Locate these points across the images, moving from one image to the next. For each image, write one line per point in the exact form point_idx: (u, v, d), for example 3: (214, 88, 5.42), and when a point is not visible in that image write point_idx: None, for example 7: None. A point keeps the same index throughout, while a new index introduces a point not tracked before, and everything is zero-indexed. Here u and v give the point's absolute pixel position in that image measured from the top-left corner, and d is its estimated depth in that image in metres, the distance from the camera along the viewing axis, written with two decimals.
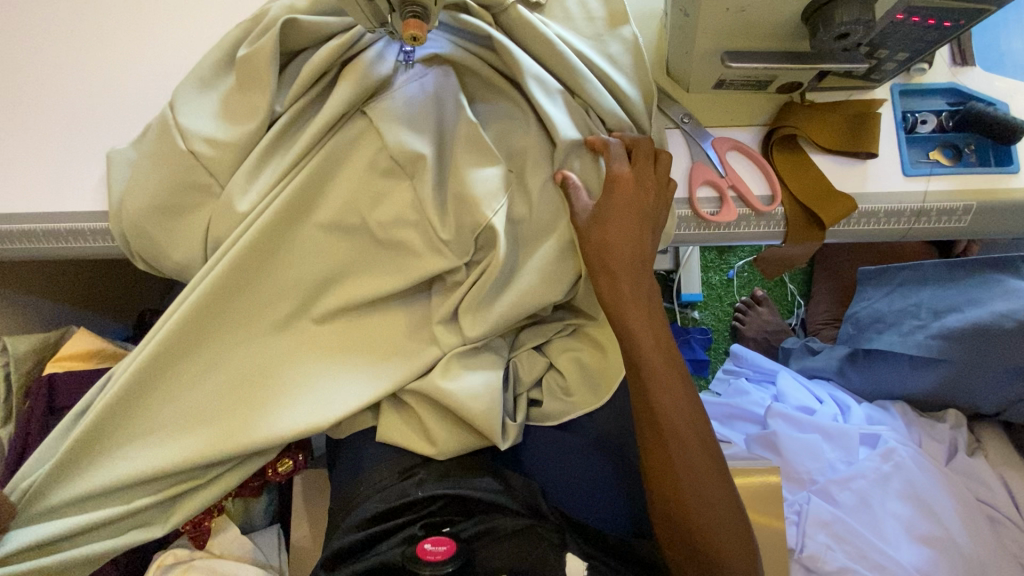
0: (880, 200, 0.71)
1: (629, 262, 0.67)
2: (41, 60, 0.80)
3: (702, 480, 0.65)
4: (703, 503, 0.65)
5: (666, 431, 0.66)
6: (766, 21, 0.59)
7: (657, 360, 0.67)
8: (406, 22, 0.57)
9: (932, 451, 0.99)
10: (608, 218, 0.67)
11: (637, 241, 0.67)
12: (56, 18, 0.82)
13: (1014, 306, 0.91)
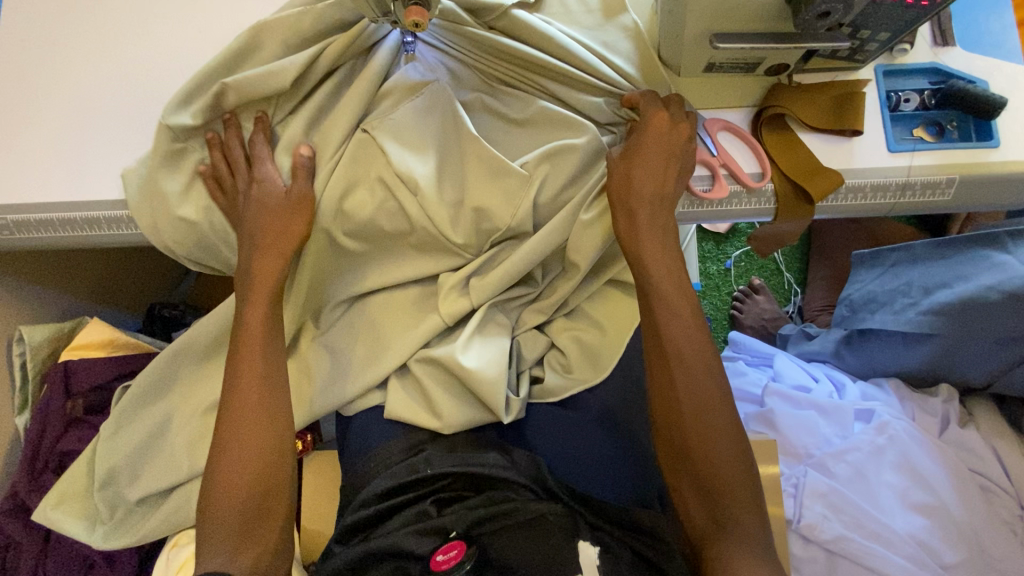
0: (867, 176, 0.74)
1: (651, 198, 0.71)
2: (55, 55, 0.83)
3: (716, 413, 0.68)
4: (709, 431, 0.67)
5: (672, 358, 0.69)
6: (751, 1, 0.61)
7: (673, 291, 0.71)
8: (408, 9, 0.60)
9: (925, 425, 1.01)
10: (635, 156, 0.72)
11: (660, 180, 0.71)
12: (67, 13, 0.84)
13: (1001, 279, 0.92)
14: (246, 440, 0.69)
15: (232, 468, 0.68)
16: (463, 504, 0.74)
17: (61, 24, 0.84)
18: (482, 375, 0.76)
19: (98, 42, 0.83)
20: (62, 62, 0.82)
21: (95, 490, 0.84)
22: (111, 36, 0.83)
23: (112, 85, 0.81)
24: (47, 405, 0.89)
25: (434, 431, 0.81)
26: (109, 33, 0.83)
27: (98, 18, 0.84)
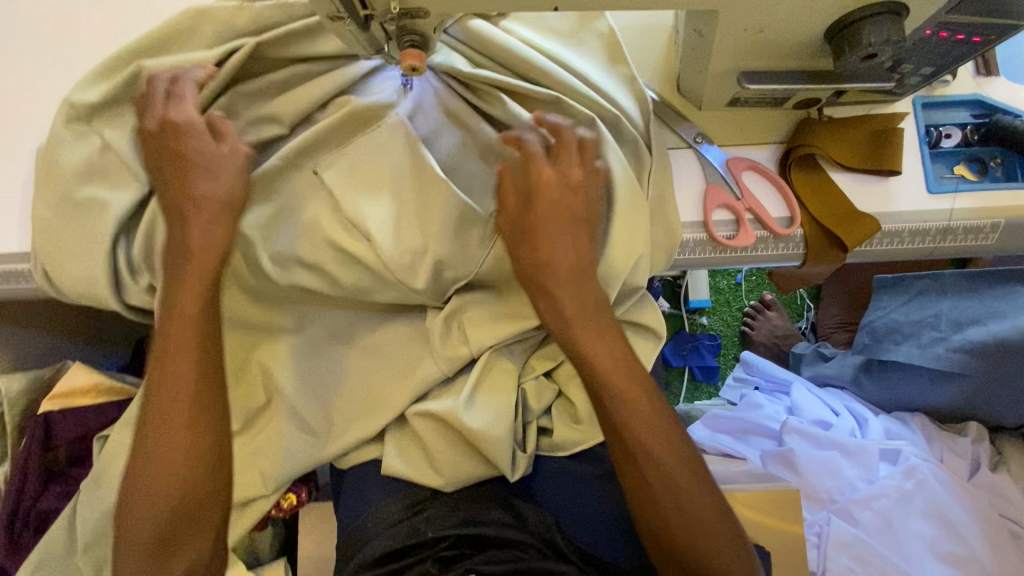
0: (904, 220, 0.68)
1: (566, 274, 0.61)
2: (24, 90, 0.77)
3: (685, 493, 0.61)
4: (681, 510, 0.61)
5: (632, 446, 0.62)
6: (785, 40, 0.55)
7: (610, 373, 0.62)
8: (405, 52, 0.54)
9: (954, 467, 0.97)
10: (527, 228, 0.62)
11: (569, 249, 0.61)
12: (36, 45, 0.78)
13: None
14: (174, 436, 0.60)
15: (159, 463, 0.60)
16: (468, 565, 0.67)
17: (29, 55, 0.78)
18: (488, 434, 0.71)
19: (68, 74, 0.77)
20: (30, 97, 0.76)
21: (78, 551, 0.79)
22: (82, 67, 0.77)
23: None
24: (26, 459, 0.84)
25: (435, 489, 0.75)
26: (80, 64, 0.77)
27: (68, 47, 0.78)
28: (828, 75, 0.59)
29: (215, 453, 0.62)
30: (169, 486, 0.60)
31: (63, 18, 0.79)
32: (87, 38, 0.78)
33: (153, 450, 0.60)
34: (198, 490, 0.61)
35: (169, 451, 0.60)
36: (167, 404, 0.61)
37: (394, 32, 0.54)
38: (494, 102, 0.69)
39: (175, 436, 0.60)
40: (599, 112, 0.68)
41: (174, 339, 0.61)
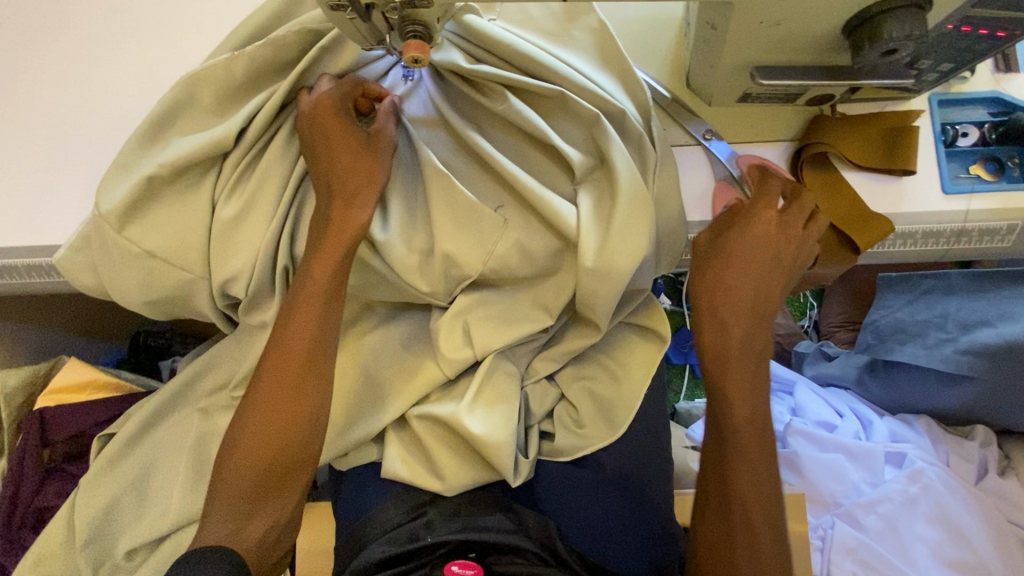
0: (918, 221, 0.66)
1: (754, 294, 0.61)
2: (13, 78, 0.74)
3: (754, 530, 0.59)
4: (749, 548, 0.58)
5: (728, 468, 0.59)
6: (804, 34, 0.53)
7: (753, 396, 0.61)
8: (406, 44, 0.52)
9: (960, 471, 0.96)
10: (733, 246, 0.62)
11: (765, 276, 0.61)
12: (26, 31, 0.76)
13: None
14: (270, 402, 0.63)
15: (256, 430, 0.63)
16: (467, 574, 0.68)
17: (19, 42, 0.75)
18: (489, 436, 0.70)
19: (60, 63, 0.74)
20: (21, 86, 0.74)
21: (75, 550, 0.78)
22: (74, 55, 0.74)
23: (78, 112, 0.73)
24: (22, 456, 0.83)
25: (436, 491, 0.74)
26: (72, 52, 0.75)
27: (59, 34, 0.75)
28: (844, 70, 0.57)
29: (302, 414, 0.64)
30: (257, 453, 0.62)
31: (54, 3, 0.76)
32: (77, 24, 0.76)
33: (256, 421, 0.63)
34: (295, 453, 0.63)
35: (269, 423, 0.63)
36: (267, 380, 0.64)
37: (396, 22, 0.52)
38: (496, 96, 0.67)
39: (266, 403, 0.64)
40: (606, 108, 0.66)
41: (297, 313, 0.65)
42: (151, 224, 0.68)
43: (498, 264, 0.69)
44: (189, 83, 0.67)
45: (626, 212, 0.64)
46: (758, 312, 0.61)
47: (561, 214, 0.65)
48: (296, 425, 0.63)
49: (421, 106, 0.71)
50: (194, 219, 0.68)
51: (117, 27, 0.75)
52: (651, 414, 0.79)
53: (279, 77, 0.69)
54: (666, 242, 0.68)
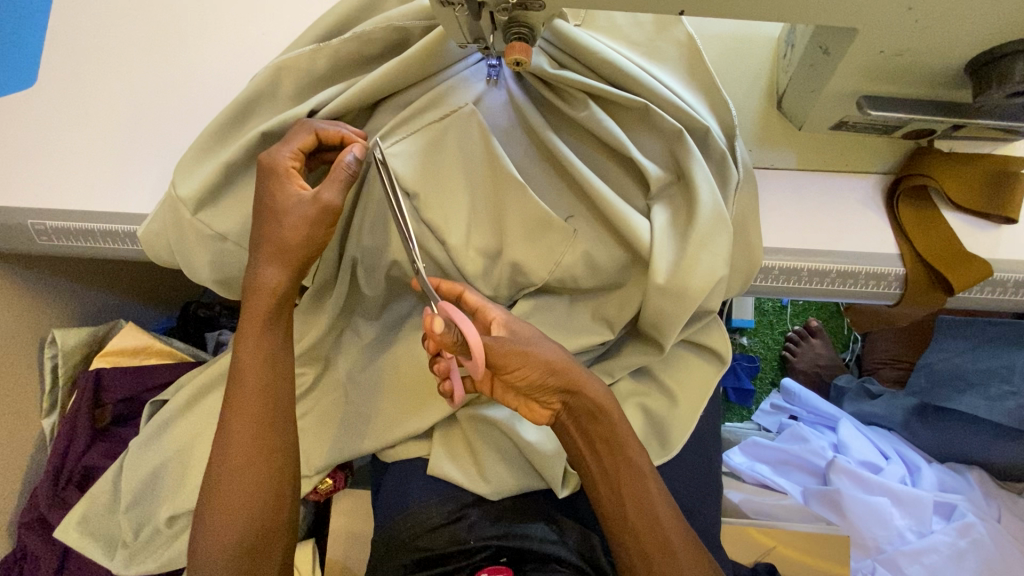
0: (1013, 269, 0.63)
1: (544, 358, 0.57)
2: (100, 46, 0.76)
3: (624, 474, 0.62)
4: (625, 490, 0.62)
5: (620, 445, 0.62)
6: (922, 67, 0.50)
7: (585, 381, 0.60)
8: (511, 46, 0.51)
9: (1011, 528, 0.92)
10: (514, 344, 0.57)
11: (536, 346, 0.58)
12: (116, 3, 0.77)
13: None
14: (227, 500, 0.65)
15: (219, 515, 0.65)
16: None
17: (110, 10, 0.76)
18: (537, 439, 0.70)
19: (150, 34, 0.76)
20: (113, 54, 0.75)
21: (119, 512, 0.80)
22: (163, 29, 0.76)
23: (162, 84, 0.74)
24: (75, 414, 0.85)
25: (480, 494, 0.73)
26: (160, 25, 0.76)
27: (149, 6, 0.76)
28: (957, 106, 0.54)
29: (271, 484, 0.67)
30: (223, 534, 0.65)
31: None
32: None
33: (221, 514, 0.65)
34: (260, 523, 0.66)
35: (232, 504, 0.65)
36: (221, 475, 0.66)
37: (502, 22, 0.51)
38: (579, 104, 0.66)
39: (227, 496, 0.65)
40: (691, 125, 0.64)
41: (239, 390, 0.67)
42: (229, 203, 0.69)
43: (566, 272, 0.68)
44: (275, 69, 0.68)
45: (707, 233, 0.62)
46: (560, 371, 0.58)
47: (636, 228, 0.64)
48: (268, 499, 0.66)
49: (503, 103, 0.69)
50: None
51: (205, 3, 0.76)
52: (701, 438, 0.77)
53: (361, 67, 0.69)
54: (742, 262, 0.66)
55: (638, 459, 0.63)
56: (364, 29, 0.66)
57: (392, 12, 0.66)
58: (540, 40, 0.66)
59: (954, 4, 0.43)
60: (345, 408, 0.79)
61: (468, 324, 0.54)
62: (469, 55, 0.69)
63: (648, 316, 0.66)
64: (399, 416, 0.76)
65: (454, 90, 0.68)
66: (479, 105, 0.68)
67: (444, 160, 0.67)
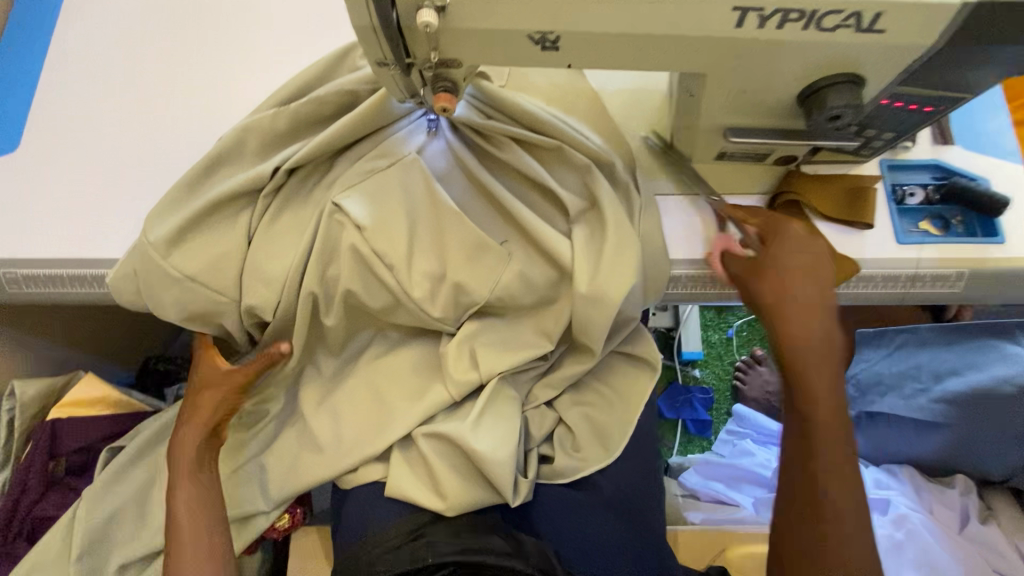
0: (879, 266, 0.75)
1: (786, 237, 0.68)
2: (80, 115, 0.85)
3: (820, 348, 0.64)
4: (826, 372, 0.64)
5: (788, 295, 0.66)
6: (765, 102, 0.64)
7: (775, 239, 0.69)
8: (438, 96, 0.62)
9: (943, 519, 0.96)
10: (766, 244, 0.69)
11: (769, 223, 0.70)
12: (97, 79, 0.87)
13: (1012, 370, 0.90)
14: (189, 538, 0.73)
15: None
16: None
17: (91, 86, 0.86)
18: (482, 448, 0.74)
19: (127, 104, 0.85)
20: (92, 123, 0.84)
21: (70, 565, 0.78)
22: (138, 99, 0.85)
23: (135, 145, 0.83)
24: (28, 466, 0.85)
25: (436, 510, 0.76)
26: (137, 95, 0.86)
27: (125, 81, 0.86)
28: (802, 131, 0.68)
29: None
30: None
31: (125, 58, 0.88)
32: (144, 75, 0.87)
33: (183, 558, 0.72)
34: None
35: None
36: None
37: (428, 77, 0.62)
38: (504, 147, 0.77)
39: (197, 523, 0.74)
40: (599, 159, 0.76)
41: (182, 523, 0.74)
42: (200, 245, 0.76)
43: (505, 291, 0.76)
44: (240, 128, 0.77)
45: (619, 249, 0.72)
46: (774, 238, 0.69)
47: (559, 247, 0.74)
48: None
49: (442, 150, 0.80)
50: (235, 243, 0.76)
51: (178, 78, 0.87)
52: (643, 441, 0.83)
53: (316, 124, 0.80)
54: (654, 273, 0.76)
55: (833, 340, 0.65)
56: (317, 94, 0.77)
57: (343, 80, 0.78)
58: (468, 96, 0.78)
59: (770, 52, 0.56)
60: (303, 439, 0.82)
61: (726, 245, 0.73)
62: (412, 114, 0.81)
63: (579, 323, 0.74)
64: (356, 440, 0.80)
65: (399, 141, 0.79)
66: (421, 153, 0.79)
67: (391, 199, 0.76)
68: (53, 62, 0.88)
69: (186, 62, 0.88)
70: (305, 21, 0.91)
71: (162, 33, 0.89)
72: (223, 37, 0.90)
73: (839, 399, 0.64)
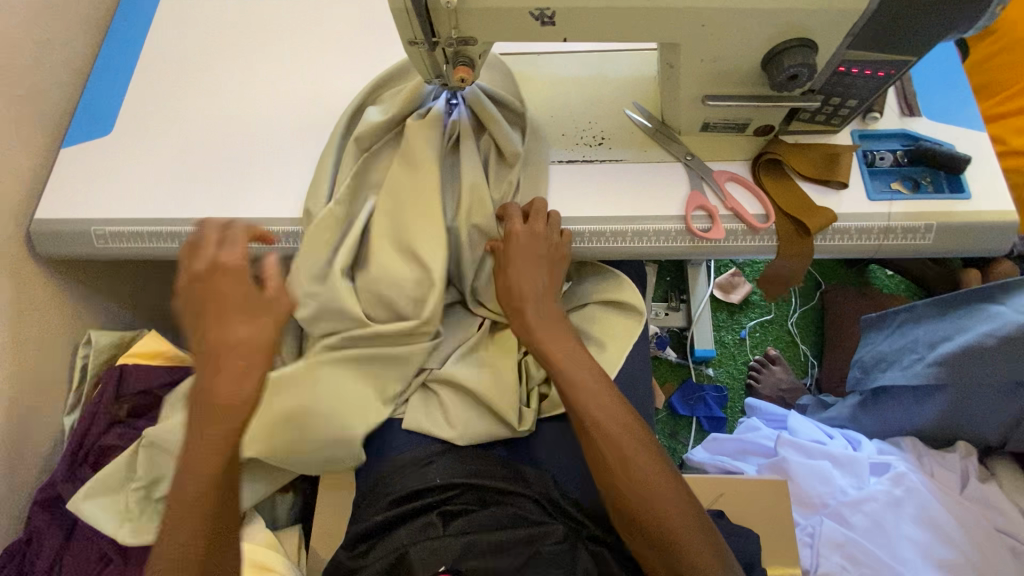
0: (852, 219, 0.83)
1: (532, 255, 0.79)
2: (154, 97, 0.99)
3: (597, 398, 0.70)
4: (592, 398, 0.70)
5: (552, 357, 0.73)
6: (735, 69, 0.75)
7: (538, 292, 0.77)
8: (457, 69, 0.76)
9: (944, 480, 1.01)
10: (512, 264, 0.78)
11: (533, 280, 0.78)
12: (171, 69, 1.01)
13: (999, 325, 0.94)
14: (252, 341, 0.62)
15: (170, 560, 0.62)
16: (467, 517, 0.77)
17: (163, 74, 1.00)
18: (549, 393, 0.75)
19: (194, 88, 0.99)
20: (167, 106, 0.98)
21: (131, 485, 0.89)
22: (204, 84, 0.99)
23: (200, 122, 0.96)
24: (98, 403, 0.97)
25: (448, 441, 0.84)
26: (203, 81, 0.99)
27: (192, 70, 1.00)
28: (772, 96, 0.78)
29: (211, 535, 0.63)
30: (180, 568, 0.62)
31: (194, 51, 1.02)
32: (210, 65, 1.01)
33: (154, 423, 0.62)
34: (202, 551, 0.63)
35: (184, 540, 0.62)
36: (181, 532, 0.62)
37: (450, 54, 0.75)
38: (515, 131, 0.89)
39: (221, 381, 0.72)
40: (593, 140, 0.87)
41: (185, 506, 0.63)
42: (259, 206, 0.89)
43: None
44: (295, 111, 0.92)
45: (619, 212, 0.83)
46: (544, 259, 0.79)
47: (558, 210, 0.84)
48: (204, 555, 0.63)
49: None
50: (284, 204, 0.90)
51: (238, 67, 1.00)
52: (640, 387, 0.90)
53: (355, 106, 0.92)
54: (646, 226, 0.85)
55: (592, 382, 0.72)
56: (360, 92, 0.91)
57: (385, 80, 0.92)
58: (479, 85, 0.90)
59: (731, 20, 0.68)
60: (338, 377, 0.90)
61: (745, 191, 0.86)
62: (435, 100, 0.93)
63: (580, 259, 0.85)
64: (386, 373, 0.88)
65: None
66: None
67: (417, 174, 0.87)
68: (133, 56, 1.03)
69: (246, 53, 1.01)
70: (345, 18, 1.04)
71: (223, 33, 1.03)
72: (273, 33, 1.03)
73: (614, 415, 0.70)
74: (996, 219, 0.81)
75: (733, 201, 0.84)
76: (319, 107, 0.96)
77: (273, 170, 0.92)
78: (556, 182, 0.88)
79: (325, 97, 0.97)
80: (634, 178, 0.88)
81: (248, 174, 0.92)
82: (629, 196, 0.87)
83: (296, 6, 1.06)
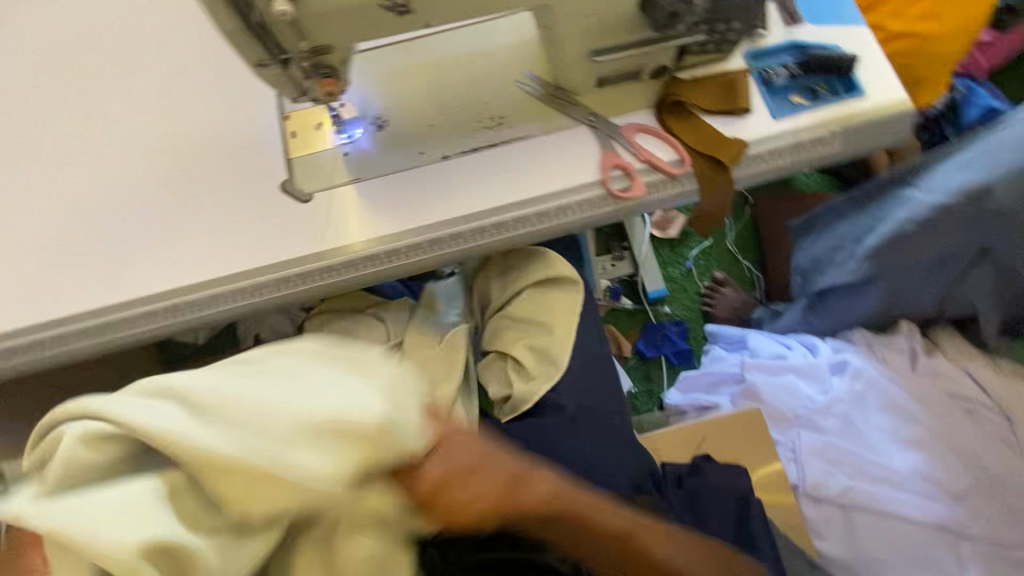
0: (762, 143, 0.82)
1: (457, 481, 0.48)
2: None
3: (607, 514, 0.54)
4: (600, 539, 0.54)
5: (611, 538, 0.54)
6: (614, 17, 0.71)
7: (479, 488, 0.48)
8: (321, 83, 0.68)
9: (897, 363, 1.07)
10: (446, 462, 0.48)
11: (474, 498, 0.48)
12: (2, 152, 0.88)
13: (914, 209, 0.97)
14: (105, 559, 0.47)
15: None
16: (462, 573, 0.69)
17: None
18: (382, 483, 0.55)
19: (39, 167, 0.87)
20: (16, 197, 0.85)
21: None
22: (48, 159, 0.87)
23: (56, 205, 0.85)
24: None
25: None
26: (46, 156, 0.87)
27: (28, 148, 0.88)
28: (658, 39, 0.74)
29: None
30: None
31: (26, 126, 0.89)
32: (48, 139, 0.88)
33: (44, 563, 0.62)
34: None
35: None
36: None
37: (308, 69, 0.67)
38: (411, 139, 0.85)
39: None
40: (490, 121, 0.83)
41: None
42: (150, 281, 0.80)
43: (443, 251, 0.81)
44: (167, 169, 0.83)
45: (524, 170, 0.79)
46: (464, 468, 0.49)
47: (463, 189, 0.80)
48: None
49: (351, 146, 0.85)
50: (174, 271, 0.80)
51: (81, 133, 0.88)
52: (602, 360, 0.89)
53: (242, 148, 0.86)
54: (566, 201, 0.81)
55: (607, 509, 0.55)
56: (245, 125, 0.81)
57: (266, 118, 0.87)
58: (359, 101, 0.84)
59: None
60: None
61: (658, 139, 0.83)
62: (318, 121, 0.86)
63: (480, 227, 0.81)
64: None
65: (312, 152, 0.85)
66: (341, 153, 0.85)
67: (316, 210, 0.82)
68: None
69: (88, 113, 0.90)
70: (189, 51, 0.92)
71: (52, 98, 0.91)
72: (112, 84, 0.91)
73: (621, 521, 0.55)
74: (893, 111, 0.82)
75: (645, 152, 0.82)
76: (190, 155, 0.86)
77: (156, 239, 0.82)
78: (464, 176, 0.83)
79: (191, 143, 0.87)
80: (544, 153, 0.83)
81: (128, 249, 0.82)
82: (542, 172, 0.82)
83: (129, 48, 0.93)
